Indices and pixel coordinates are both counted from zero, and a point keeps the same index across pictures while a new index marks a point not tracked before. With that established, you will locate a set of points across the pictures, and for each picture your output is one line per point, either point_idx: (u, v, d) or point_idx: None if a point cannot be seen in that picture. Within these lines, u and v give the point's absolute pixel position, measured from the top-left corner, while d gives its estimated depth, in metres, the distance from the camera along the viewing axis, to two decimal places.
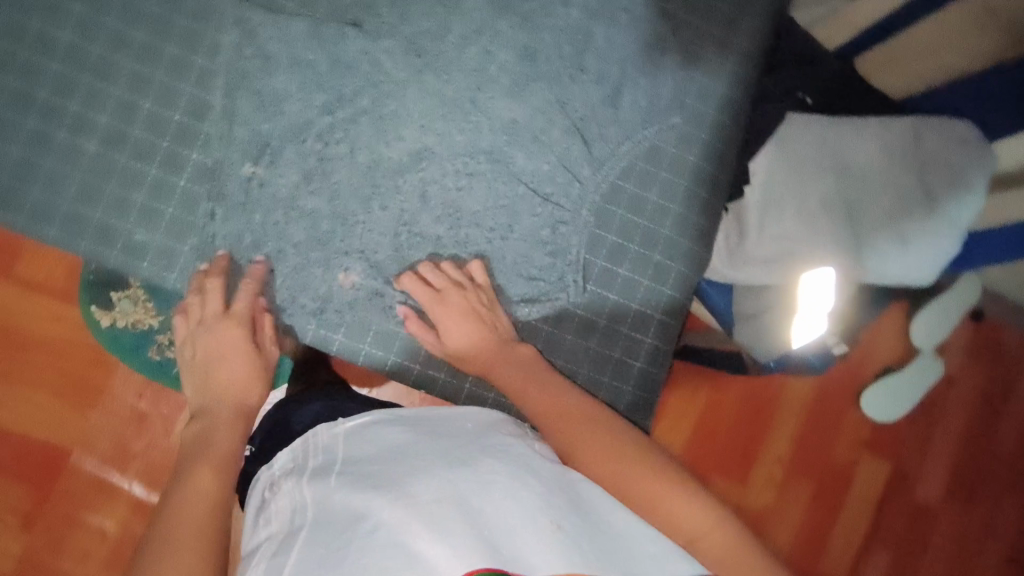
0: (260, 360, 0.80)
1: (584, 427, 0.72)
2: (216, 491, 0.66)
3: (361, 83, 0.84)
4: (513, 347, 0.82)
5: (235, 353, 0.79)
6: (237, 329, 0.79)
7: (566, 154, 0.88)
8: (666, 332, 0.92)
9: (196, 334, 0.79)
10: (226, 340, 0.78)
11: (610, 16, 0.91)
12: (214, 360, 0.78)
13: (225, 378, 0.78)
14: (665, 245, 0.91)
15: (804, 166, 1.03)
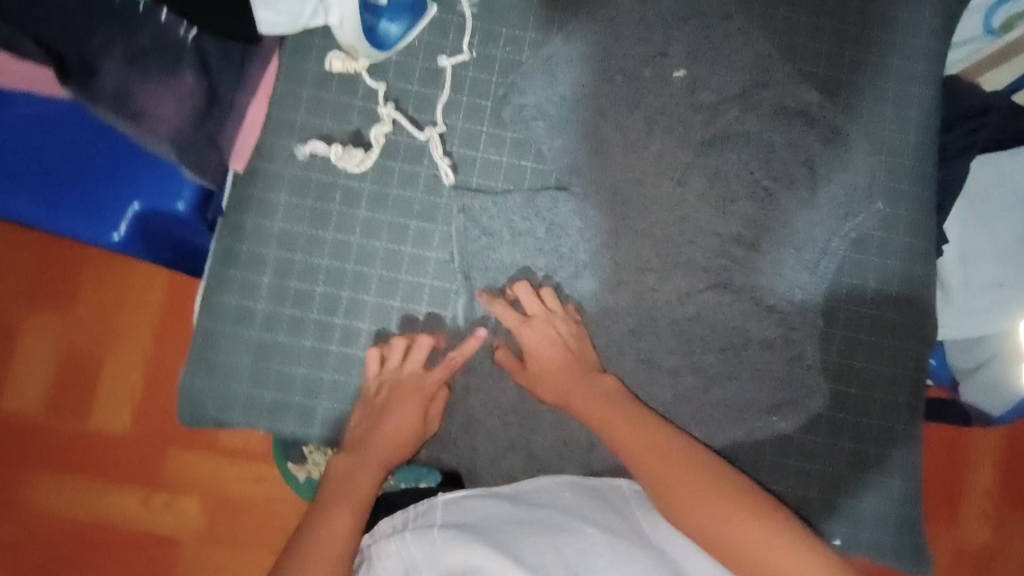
0: (415, 429, 0.84)
1: (682, 471, 0.78)
2: (351, 518, 0.77)
3: (577, 240, 0.89)
4: (597, 377, 0.86)
5: (414, 398, 0.85)
6: (416, 390, 0.85)
7: (780, 262, 0.90)
8: (914, 414, 0.92)
9: (374, 377, 0.85)
10: (397, 415, 0.84)
11: (791, 119, 0.93)
12: (383, 416, 0.84)
13: (400, 387, 0.84)
14: (894, 329, 0.92)
15: (1003, 215, 1.04)
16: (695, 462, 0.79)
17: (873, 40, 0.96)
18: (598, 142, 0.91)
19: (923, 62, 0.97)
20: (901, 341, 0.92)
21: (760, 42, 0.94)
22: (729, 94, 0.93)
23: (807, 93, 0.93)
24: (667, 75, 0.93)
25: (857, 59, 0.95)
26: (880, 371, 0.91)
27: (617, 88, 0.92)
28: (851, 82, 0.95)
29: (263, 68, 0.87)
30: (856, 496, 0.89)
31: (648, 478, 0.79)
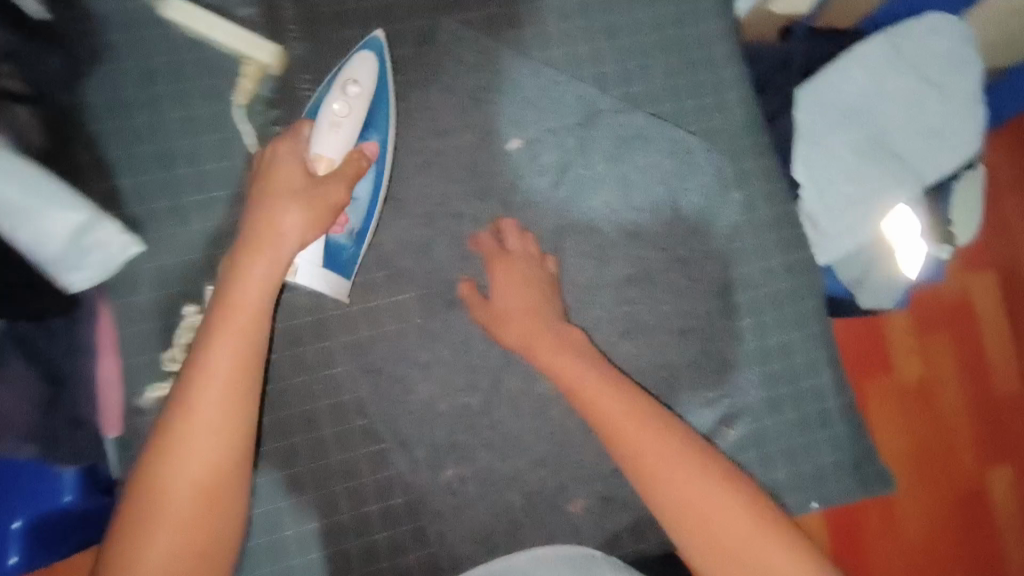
0: (333, 188, 0.75)
1: (618, 402, 0.75)
2: (207, 482, 0.62)
3: (482, 345, 0.89)
4: (561, 324, 0.84)
5: (281, 233, 0.71)
6: (297, 235, 0.72)
7: (674, 284, 0.92)
8: (836, 361, 0.98)
9: (234, 278, 0.69)
10: (257, 271, 0.69)
11: (631, 144, 0.93)
12: (264, 213, 0.72)
13: (272, 238, 0.71)
14: (791, 296, 0.96)
15: (824, 132, 1.14)
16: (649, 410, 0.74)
17: (672, 38, 0.97)
18: (464, 245, 0.89)
19: (723, 39, 0.99)
20: (802, 305, 0.96)
21: (574, 81, 0.93)
22: (566, 144, 0.92)
23: (635, 113, 0.94)
24: (502, 149, 0.91)
25: (665, 61, 0.96)
26: (794, 339, 0.96)
27: (459, 183, 0.90)
28: (668, 84, 0.96)
29: (94, 324, 0.79)
30: (815, 457, 0.95)
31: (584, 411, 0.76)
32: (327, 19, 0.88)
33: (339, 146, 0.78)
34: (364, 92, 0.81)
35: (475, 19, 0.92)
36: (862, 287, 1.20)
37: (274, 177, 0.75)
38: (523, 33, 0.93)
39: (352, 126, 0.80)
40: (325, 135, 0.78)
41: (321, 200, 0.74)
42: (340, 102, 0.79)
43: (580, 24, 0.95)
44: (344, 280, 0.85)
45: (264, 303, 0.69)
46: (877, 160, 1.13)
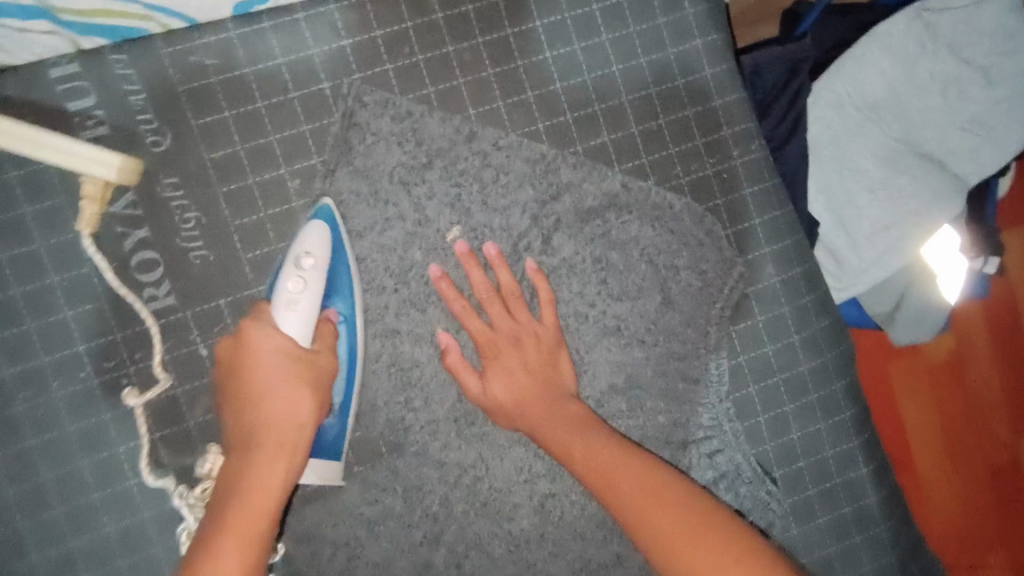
0: (319, 362, 0.62)
1: (673, 516, 0.56)
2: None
3: (441, 491, 0.71)
4: (566, 403, 0.68)
5: (297, 421, 0.60)
6: (302, 416, 0.60)
7: (670, 388, 0.75)
8: (872, 446, 0.81)
9: (246, 473, 0.56)
10: (271, 469, 0.57)
11: (606, 220, 0.75)
12: (252, 401, 0.60)
13: (274, 428, 0.59)
14: (815, 378, 0.79)
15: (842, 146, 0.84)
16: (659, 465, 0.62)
17: (648, 67, 0.76)
18: (405, 371, 0.72)
19: (711, 59, 0.77)
20: (828, 386, 0.79)
21: (526, 143, 0.73)
22: (524, 229, 0.74)
23: (608, 176, 0.74)
24: (441, 244, 0.72)
25: (640, 100, 0.76)
26: (820, 429, 0.79)
27: (392, 295, 0.72)
28: (646, 130, 0.76)
29: None
30: (853, 565, 0.80)
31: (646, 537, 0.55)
32: (192, 102, 0.67)
33: (306, 325, 0.62)
34: (319, 262, 0.64)
35: (389, 75, 0.71)
36: (892, 321, 1.01)
37: (261, 344, 0.60)
38: (454, 86, 0.72)
39: (314, 298, 0.63)
40: (288, 318, 0.62)
41: (311, 382, 0.61)
42: (295, 276, 0.62)
43: (527, 65, 0.74)
44: (334, 462, 0.67)
45: (280, 503, 0.57)
46: (908, 171, 0.85)
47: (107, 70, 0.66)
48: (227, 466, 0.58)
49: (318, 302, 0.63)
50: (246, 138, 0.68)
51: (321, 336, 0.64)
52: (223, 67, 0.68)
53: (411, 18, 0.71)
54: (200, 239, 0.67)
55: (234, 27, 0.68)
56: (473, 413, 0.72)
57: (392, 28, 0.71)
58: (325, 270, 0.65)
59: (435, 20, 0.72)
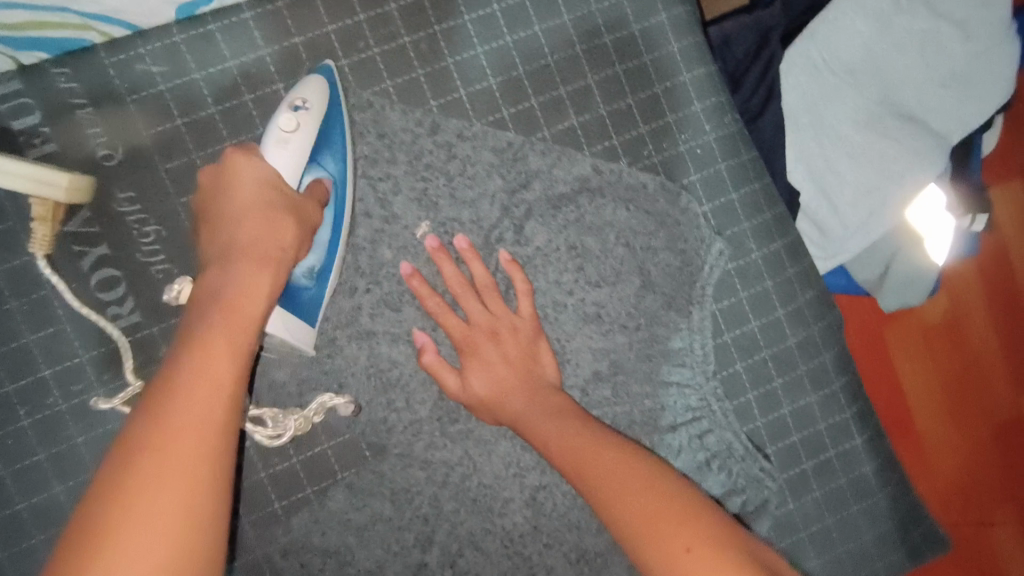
0: (308, 202, 0.60)
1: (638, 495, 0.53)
2: (207, 451, 0.40)
3: (428, 492, 0.70)
4: (549, 392, 0.67)
5: (279, 245, 0.55)
6: (283, 235, 0.56)
7: (655, 372, 0.74)
8: (865, 415, 0.80)
9: (225, 277, 0.51)
10: (255, 277, 0.52)
11: (580, 206, 0.74)
12: (229, 220, 0.55)
13: (255, 246, 0.54)
14: (802, 351, 0.77)
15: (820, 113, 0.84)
16: (631, 449, 0.61)
17: (613, 44, 0.74)
18: (385, 373, 0.70)
19: (676, 30, 0.75)
20: (816, 359, 0.78)
21: (492, 132, 0.72)
22: (496, 221, 0.73)
23: (578, 161, 0.73)
24: (413, 242, 0.71)
25: (606, 79, 0.74)
26: (811, 403, 0.78)
27: (364, 296, 0.70)
28: (615, 109, 0.74)
29: None
30: (852, 537, 0.79)
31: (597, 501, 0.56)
32: (142, 111, 0.65)
33: (295, 163, 0.61)
34: (313, 110, 0.63)
35: (345, 70, 0.69)
36: (883, 286, 1.00)
37: (244, 172, 0.57)
38: (413, 78, 0.70)
39: (304, 143, 0.62)
40: (273, 154, 0.60)
41: (290, 207, 0.58)
42: (290, 117, 0.61)
43: (486, 49, 0.71)
44: (309, 327, 0.65)
45: (263, 311, 0.52)
46: (889, 134, 0.83)
47: (50, 85, 0.64)
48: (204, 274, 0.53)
49: (308, 147, 0.62)
50: (201, 145, 0.66)
51: (308, 189, 0.64)
52: (171, 74, 0.65)
53: (362, 9, 0.69)
54: (162, 252, 0.66)
55: (179, 30, 0.66)
56: (456, 411, 0.71)
57: (344, 21, 0.69)
58: (318, 125, 0.64)
59: (389, 10, 0.69)
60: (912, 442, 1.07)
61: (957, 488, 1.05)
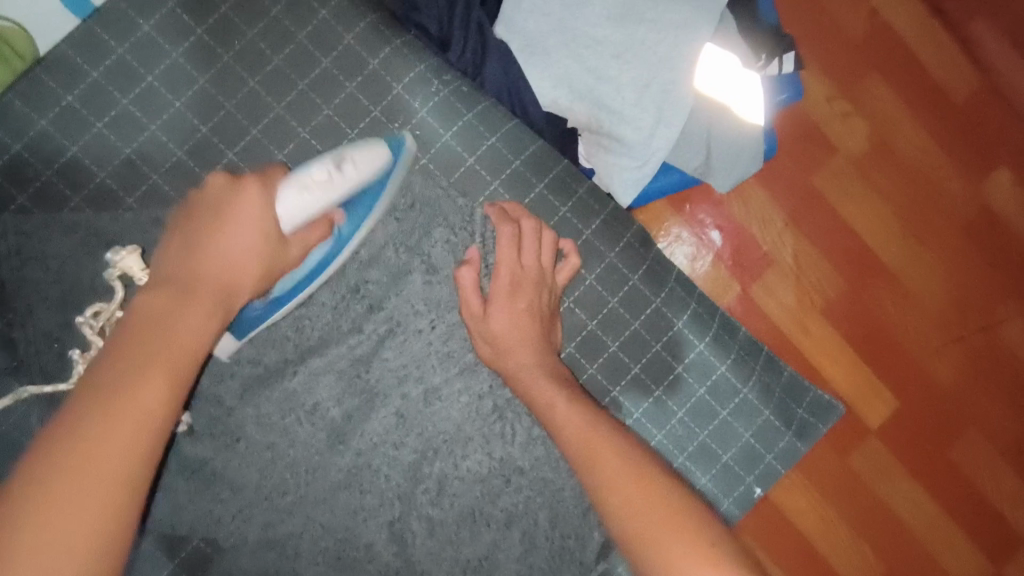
0: (284, 249, 0.59)
1: (608, 449, 0.57)
2: (131, 467, 0.42)
3: (285, 567, 0.69)
4: (379, 416, 0.71)
5: (240, 265, 0.55)
6: (248, 271, 0.55)
7: (464, 363, 0.72)
8: (703, 314, 0.76)
9: (183, 312, 0.49)
10: (208, 316, 0.51)
11: None
12: (214, 236, 0.54)
13: (221, 276, 0.53)
14: (608, 282, 0.74)
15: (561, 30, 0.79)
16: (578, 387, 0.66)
17: (286, 64, 0.70)
18: (199, 472, 0.69)
19: (343, 21, 0.70)
20: (626, 284, 0.74)
21: None
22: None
23: None
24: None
25: (296, 100, 0.70)
26: (638, 329, 0.74)
27: None
28: (317, 127, 0.70)
29: None
30: (733, 440, 0.76)
31: (586, 473, 0.57)
32: None
33: (297, 216, 0.59)
34: (355, 178, 0.62)
35: (29, 204, 0.67)
36: (712, 166, 0.93)
37: (250, 231, 0.55)
38: (100, 183, 0.67)
39: (323, 199, 0.60)
40: (290, 197, 0.58)
41: (269, 238, 0.57)
42: (322, 170, 0.60)
43: (161, 124, 0.68)
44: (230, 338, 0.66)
45: (239, 279, 0.54)
46: (646, 18, 0.80)
47: None
48: (157, 281, 0.52)
49: (325, 204, 0.60)
50: None
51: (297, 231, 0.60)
52: None
53: (18, 140, 0.66)
54: None
55: None
56: (283, 482, 0.70)
57: (4, 157, 0.66)
58: (351, 190, 0.62)
59: (44, 128, 0.66)
60: (886, 283, 1.05)
61: (951, 309, 1.05)
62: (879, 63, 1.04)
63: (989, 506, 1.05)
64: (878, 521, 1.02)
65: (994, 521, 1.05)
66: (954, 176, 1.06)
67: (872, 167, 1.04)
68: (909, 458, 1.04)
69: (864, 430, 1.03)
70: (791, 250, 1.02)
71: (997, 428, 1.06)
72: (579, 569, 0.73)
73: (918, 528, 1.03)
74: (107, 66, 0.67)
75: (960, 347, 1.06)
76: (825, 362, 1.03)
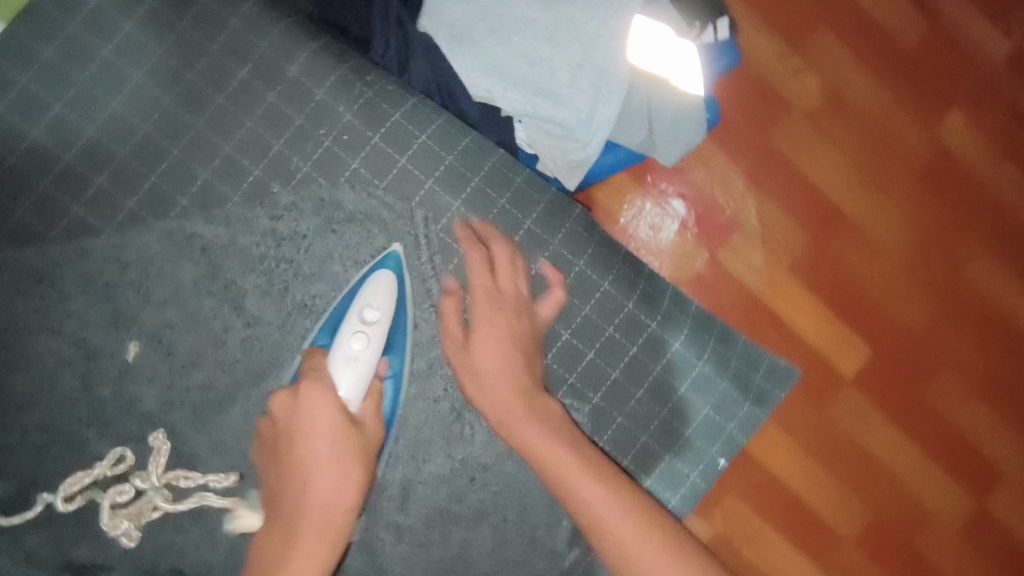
0: (363, 435, 0.63)
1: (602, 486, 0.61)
2: None
3: None
4: None
5: (352, 454, 0.62)
6: (345, 511, 0.60)
7: (417, 366, 0.71)
8: (652, 292, 0.76)
9: (291, 558, 0.57)
10: (311, 561, 0.57)
11: (272, 248, 0.68)
12: (305, 438, 0.61)
13: (321, 513, 0.59)
14: (556, 270, 0.73)
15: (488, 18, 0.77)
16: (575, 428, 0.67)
17: (201, 79, 0.67)
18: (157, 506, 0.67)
19: (256, 29, 0.68)
20: (573, 270, 0.74)
21: (127, 227, 0.66)
22: (198, 307, 0.67)
23: (236, 211, 0.67)
24: (127, 367, 0.66)
25: (215, 116, 0.67)
26: (589, 315, 0.74)
27: (98, 445, 0.66)
28: (240, 141, 0.67)
29: None
30: (693, 415, 0.76)
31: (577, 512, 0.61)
32: None
33: (358, 387, 0.64)
34: (381, 321, 0.66)
35: None
36: (656, 140, 0.91)
37: (332, 418, 0.62)
38: (19, 220, 0.65)
39: (372, 357, 0.65)
40: (349, 380, 0.63)
41: (360, 457, 0.62)
42: (358, 338, 0.64)
43: (76, 154, 0.66)
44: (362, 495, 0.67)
45: (360, 472, 0.62)
46: None
47: None
48: (281, 480, 0.62)
49: (375, 361, 0.65)
50: None
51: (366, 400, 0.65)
52: None
53: None
54: None
55: None
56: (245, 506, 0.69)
57: None
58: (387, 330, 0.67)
59: None
60: (849, 232, 1.04)
61: (915, 252, 1.05)
62: (823, 14, 1.02)
63: (967, 440, 1.06)
64: (860, 466, 1.02)
65: (970, 454, 1.06)
66: (908, 120, 1.05)
67: (827, 118, 1.03)
68: (885, 403, 1.04)
69: (840, 381, 1.03)
70: (753, 210, 1.00)
71: (968, 362, 1.07)
72: (552, 557, 0.74)
73: (901, 469, 1.04)
74: (16, 100, 0.66)
75: (927, 290, 1.06)
76: (796, 319, 1.01)
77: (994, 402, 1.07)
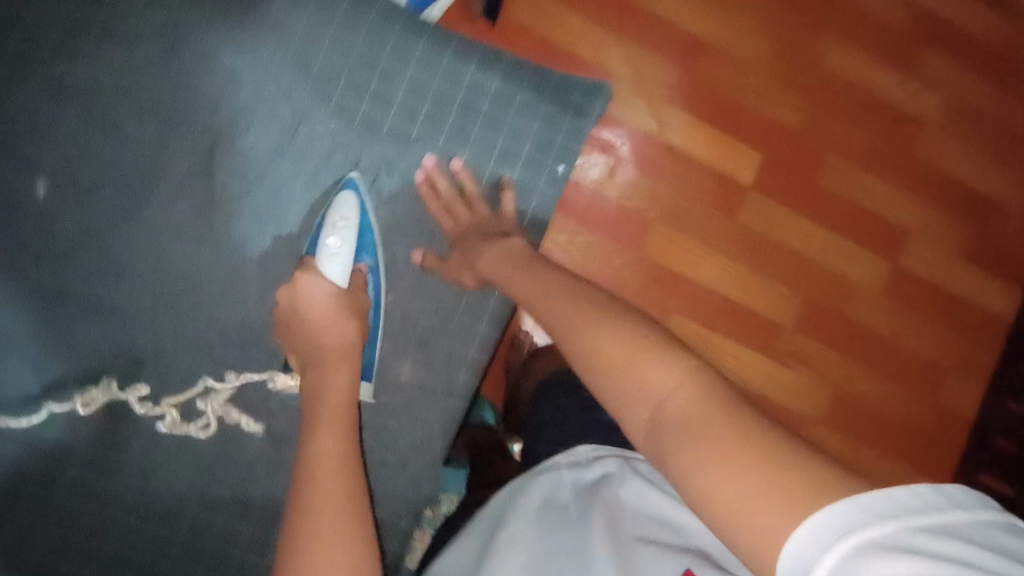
0: (354, 299, 0.78)
1: (575, 305, 0.58)
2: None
3: (203, 357, 0.83)
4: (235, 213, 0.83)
5: (347, 339, 0.73)
6: (350, 340, 0.73)
7: (285, 148, 0.84)
8: (465, 47, 0.89)
9: (322, 378, 0.69)
10: (339, 373, 0.70)
11: (136, 78, 0.82)
12: (315, 328, 0.74)
13: (334, 348, 0.72)
14: (377, 47, 0.87)
15: None
16: (533, 263, 0.71)
17: None
18: (101, 308, 0.81)
19: None
20: (391, 42, 0.87)
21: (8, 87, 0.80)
22: (86, 139, 0.81)
23: (94, 55, 0.81)
24: (41, 203, 0.80)
25: None
26: (415, 75, 0.88)
27: (37, 269, 0.80)
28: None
29: None
30: (526, 135, 0.90)
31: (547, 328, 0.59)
32: None
33: (342, 271, 0.79)
34: (351, 223, 0.80)
35: None
36: None
37: (327, 323, 0.74)
38: None
39: (348, 253, 0.79)
40: (334, 267, 0.78)
41: (353, 313, 0.76)
42: (332, 235, 0.79)
43: None
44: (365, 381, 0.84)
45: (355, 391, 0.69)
46: None
47: None
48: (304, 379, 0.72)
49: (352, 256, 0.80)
50: None
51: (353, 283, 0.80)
52: None
53: None
54: None
55: None
56: (175, 294, 0.82)
57: None
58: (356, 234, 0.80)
59: None
60: (713, 55, 1.02)
61: (779, 59, 1.04)
62: None
63: (884, 219, 1.07)
64: (761, 246, 1.04)
65: (878, 226, 1.07)
66: None
67: None
68: (796, 205, 1.05)
69: (739, 186, 1.03)
70: None
71: (870, 148, 1.06)
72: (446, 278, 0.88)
73: (814, 250, 1.05)
74: None
75: (796, 89, 1.05)
76: (679, 146, 1.02)
77: (890, 177, 1.07)
